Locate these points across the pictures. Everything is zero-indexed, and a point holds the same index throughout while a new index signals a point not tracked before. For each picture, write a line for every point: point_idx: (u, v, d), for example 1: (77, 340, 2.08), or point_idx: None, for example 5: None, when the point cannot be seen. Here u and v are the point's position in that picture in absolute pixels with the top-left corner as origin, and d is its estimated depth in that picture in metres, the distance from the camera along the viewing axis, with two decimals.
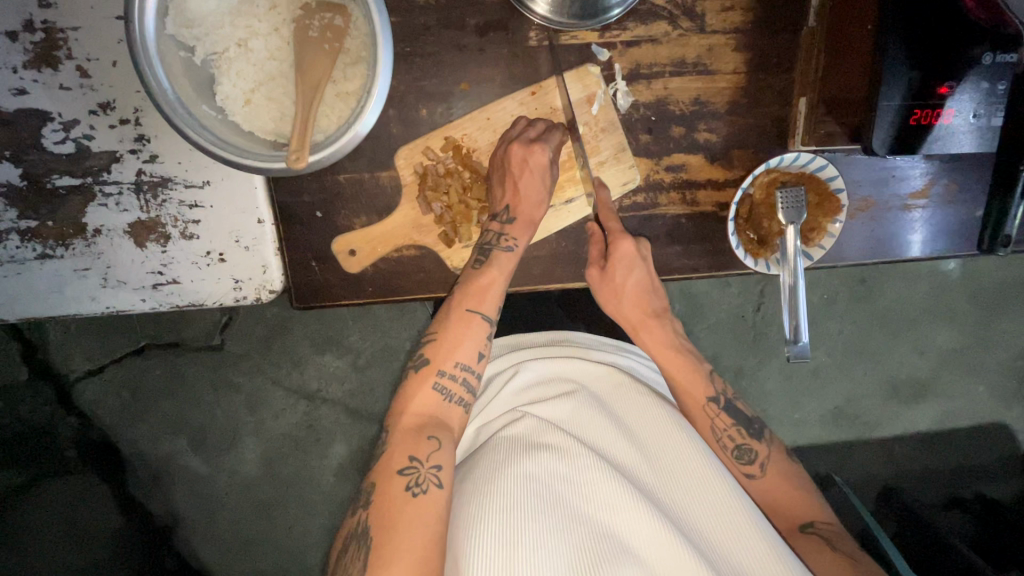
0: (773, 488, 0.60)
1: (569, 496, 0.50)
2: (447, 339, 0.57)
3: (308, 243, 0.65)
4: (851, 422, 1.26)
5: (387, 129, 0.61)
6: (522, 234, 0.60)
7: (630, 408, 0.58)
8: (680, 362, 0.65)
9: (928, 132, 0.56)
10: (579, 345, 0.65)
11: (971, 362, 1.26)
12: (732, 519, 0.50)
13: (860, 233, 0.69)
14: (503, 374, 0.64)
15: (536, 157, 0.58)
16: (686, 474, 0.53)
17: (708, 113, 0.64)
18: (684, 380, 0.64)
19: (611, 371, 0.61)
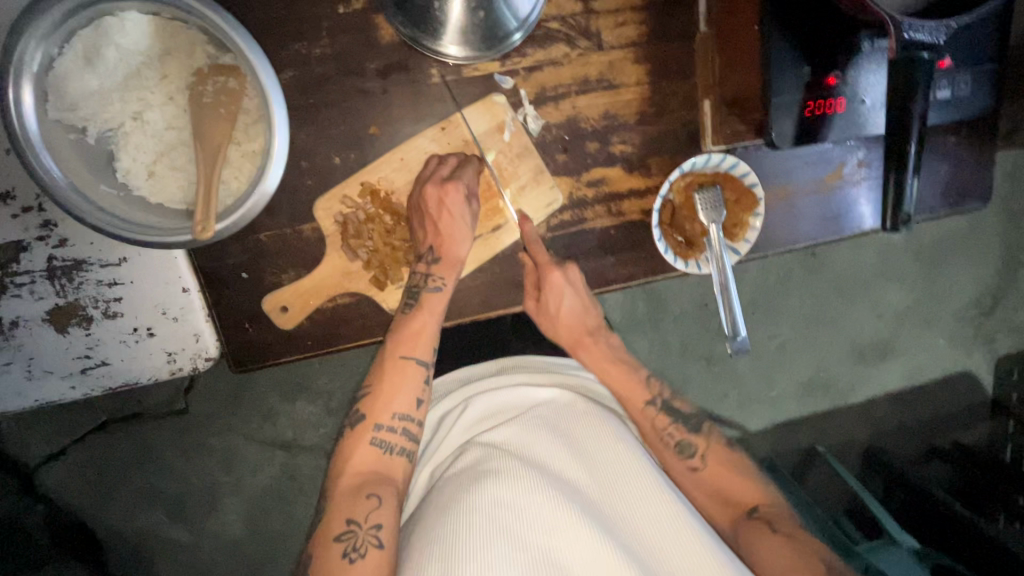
0: (715, 479, 0.63)
1: (517, 523, 0.49)
2: (387, 387, 0.58)
3: (238, 306, 0.64)
4: (825, 392, 1.29)
5: (301, 182, 0.61)
6: (450, 272, 0.60)
7: (575, 427, 0.58)
8: (620, 372, 0.67)
9: (826, 122, 0.59)
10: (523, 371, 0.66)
11: (927, 319, 1.31)
12: (674, 530, 0.51)
13: (783, 219, 0.70)
14: (450, 412, 0.64)
15: (452, 196, 0.58)
16: (630, 490, 0.53)
17: (619, 125, 0.65)
18: (623, 389, 0.67)
19: (555, 394, 0.62)
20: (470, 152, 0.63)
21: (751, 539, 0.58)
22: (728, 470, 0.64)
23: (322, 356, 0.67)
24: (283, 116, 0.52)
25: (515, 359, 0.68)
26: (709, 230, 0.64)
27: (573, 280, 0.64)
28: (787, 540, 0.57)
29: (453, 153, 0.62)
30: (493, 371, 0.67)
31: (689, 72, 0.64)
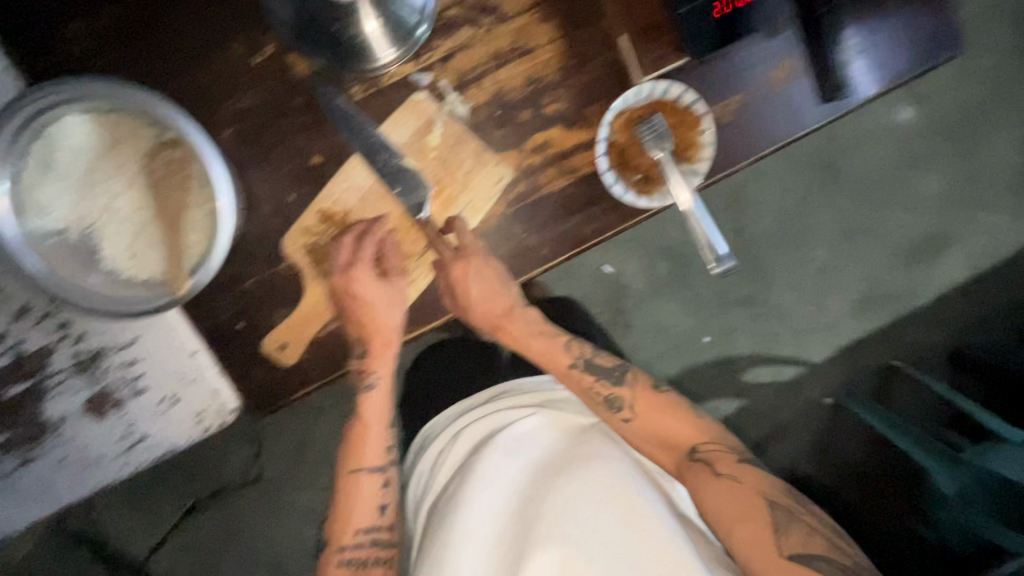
0: (653, 424, 0.65)
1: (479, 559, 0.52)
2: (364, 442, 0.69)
3: (245, 355, 0.68)
4: (886, 304, 1.18)
5: (268, 226, 0.65)
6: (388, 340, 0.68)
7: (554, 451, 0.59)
8: (544, 343, 0.69)
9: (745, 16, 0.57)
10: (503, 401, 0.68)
11: (978, 198, 1.19)
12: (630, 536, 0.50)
13: (735, 134, 0.67)
14: (440, 455, 0.66)
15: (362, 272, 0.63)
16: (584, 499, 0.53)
17: (546, 86, 0.65)
18: (545, 356, 0.69)
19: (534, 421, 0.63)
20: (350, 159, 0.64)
21: (697, 480, 0.60)
22: (665, 414, 0.66)
23: (332, 381, 0.70)
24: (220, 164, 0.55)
25: (496, 390, 0.70)
26: (660, 158, 0.64)
27: (487, 264, 0.67)
28: (732, 483, 0.59)
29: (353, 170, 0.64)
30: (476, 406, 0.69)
31: (598, 15, 0.64)
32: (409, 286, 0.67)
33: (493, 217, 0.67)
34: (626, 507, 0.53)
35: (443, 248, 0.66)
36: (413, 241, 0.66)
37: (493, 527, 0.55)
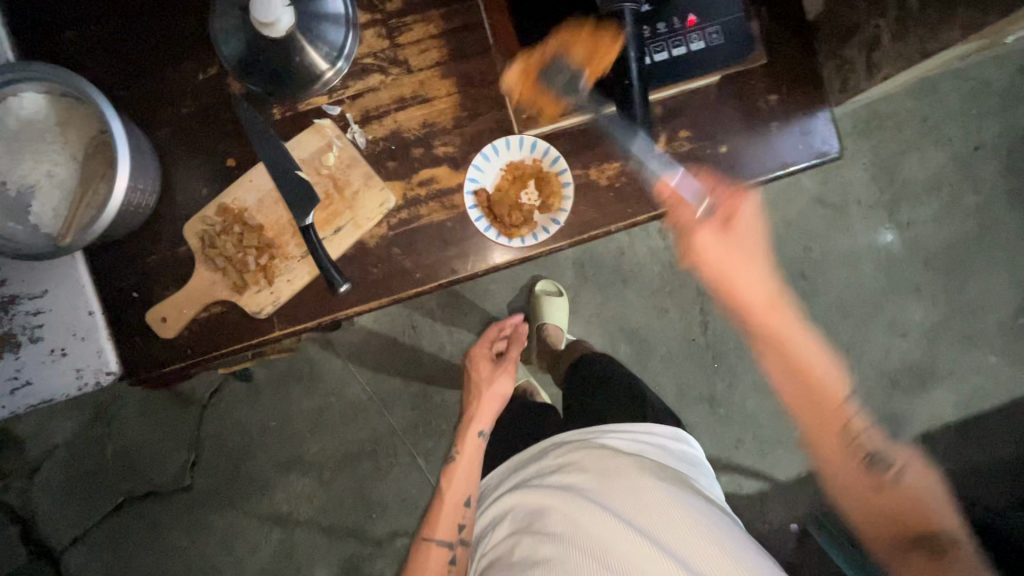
0: (903, 496, 0.71)
1: (559, 543, 0.71)
2: (441, 512, 0.94)
3: (132, 323, 0.75)
4: (862, 427, 1.61)
5: (177, 212, 0.74)
6: (481, 423, 1.07)
7: (601, 474, 0.79)
8: (503, 382, 1.14)
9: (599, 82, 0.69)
10: (553, 449, 0.92)
11: (969, 338, 1.60)
12: (682, 526, 0.70)
13: (600, 197, 0.74)
14: (506, 495, 0.87)
15: (479, 355, 1.23)
16: (643, 503, 0.73)
17: (439, 131, 0.74)
18: (498, 391, 1.12)
19: (583, 457, 0.84)
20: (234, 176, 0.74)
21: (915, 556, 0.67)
22: (911, 503, 0.71)
23: (204, 363, 0.76)
24: (122, 140, 0.64)
25: (552, 445, 0.92)
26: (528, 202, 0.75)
27: (477, 361, 1.22)
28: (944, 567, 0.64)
29: (233, 190, 0.73)
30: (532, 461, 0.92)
31: (491, 79, 0.73)
32: (285, 285, 0.73)
33: (375, 237, 0.74)
34: (661, 509, 0.72)
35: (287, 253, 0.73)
36: (297, 245, 0.73)
37: (563, 522, 0.74)
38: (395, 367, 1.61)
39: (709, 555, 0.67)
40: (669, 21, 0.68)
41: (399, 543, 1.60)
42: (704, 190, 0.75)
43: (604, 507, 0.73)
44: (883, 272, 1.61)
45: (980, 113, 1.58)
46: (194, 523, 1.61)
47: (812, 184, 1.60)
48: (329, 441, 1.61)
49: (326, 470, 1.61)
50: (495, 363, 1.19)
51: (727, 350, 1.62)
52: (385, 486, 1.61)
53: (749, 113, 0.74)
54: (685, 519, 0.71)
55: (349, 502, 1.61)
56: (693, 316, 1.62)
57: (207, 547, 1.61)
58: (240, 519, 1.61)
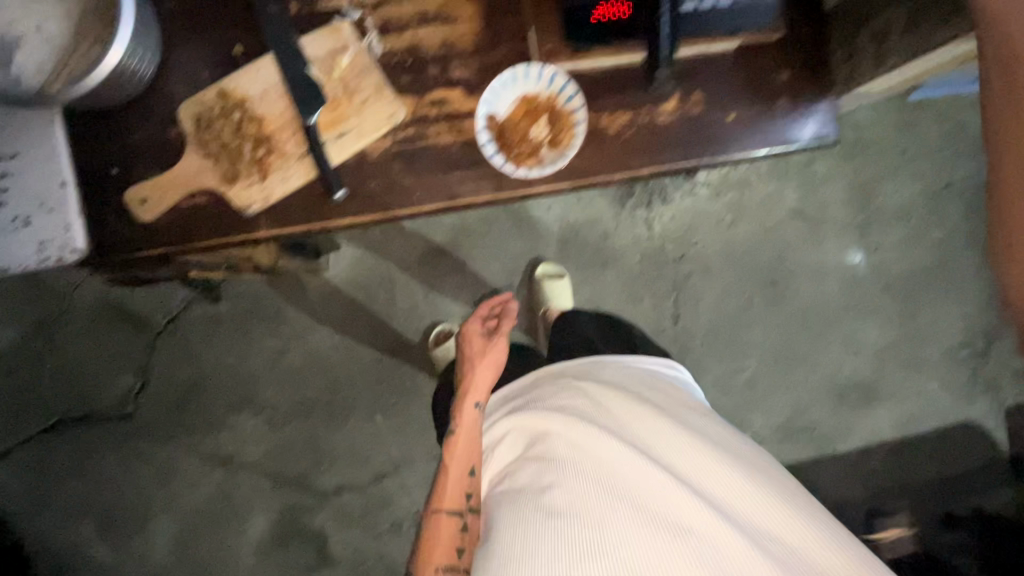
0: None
1: (576, 485, 0.67)
2: (444, 494, 0.77)
3: (107, 201, 0.72)
4: (807, 434, 1.68)
5: (173, 92, 0.71)
6: (477, 395, 0.87)
7: (615, 409, 0.75)
8: (499, 349, 0.92)
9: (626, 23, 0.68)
10: (550, 378, 0.84)
11: (914, 363, 1.69)
12: (702, 459, 0.68)
13: (609, 144, 0.75)
14: (498, 433, 0.80)
15: (469, 331, 0.95)
16: (661, 441, 0.70)
17: (457, 54, 0.73)
18: (491, 355, 0.91)
19: (586, 385, 0.80)
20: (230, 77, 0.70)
21: None
22: None
23: (181, 254, 0.73)
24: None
25: (548, 369, 0.87)
26: (541, 134, 0.74)
27: (472, 321, 0.97)
28: None
29: (236, 79, 0.70)
30: (526, 385, 0.86)
31: (516, 10, 0.73)
32: (278, 183, 0.71)
33: (377, 149, 0.73)
34: (679, 443, 0.70)
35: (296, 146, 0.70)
36: (296, 143, 0.71)
37: (577, 462, 0.69)
38: (364, 319, 1.57)
39: (719, 477, 0.67)
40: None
41: (344, 497, 1.57)
42: (708, 154, 0.76)
43: (613, 433, 0.71)
44: (846, 291, 1.68)
45: (955, 153, 1.66)
46: (130, 453, 1.54)
47: (793, 196, 1.66)
48: (286, 385, 1.57)
49: (279, 415, 1.57)
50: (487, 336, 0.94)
51: (692, 344, 1.66)
52: (338, 438, 1.57)
53: (759, 88, 0.76)
54: (707, 452, 0.69)
55: (298, 450, 1.57)
56: (665, 308, 1.65)
57: (141, 480, 1.54)
58: (180, 455, 1.55)
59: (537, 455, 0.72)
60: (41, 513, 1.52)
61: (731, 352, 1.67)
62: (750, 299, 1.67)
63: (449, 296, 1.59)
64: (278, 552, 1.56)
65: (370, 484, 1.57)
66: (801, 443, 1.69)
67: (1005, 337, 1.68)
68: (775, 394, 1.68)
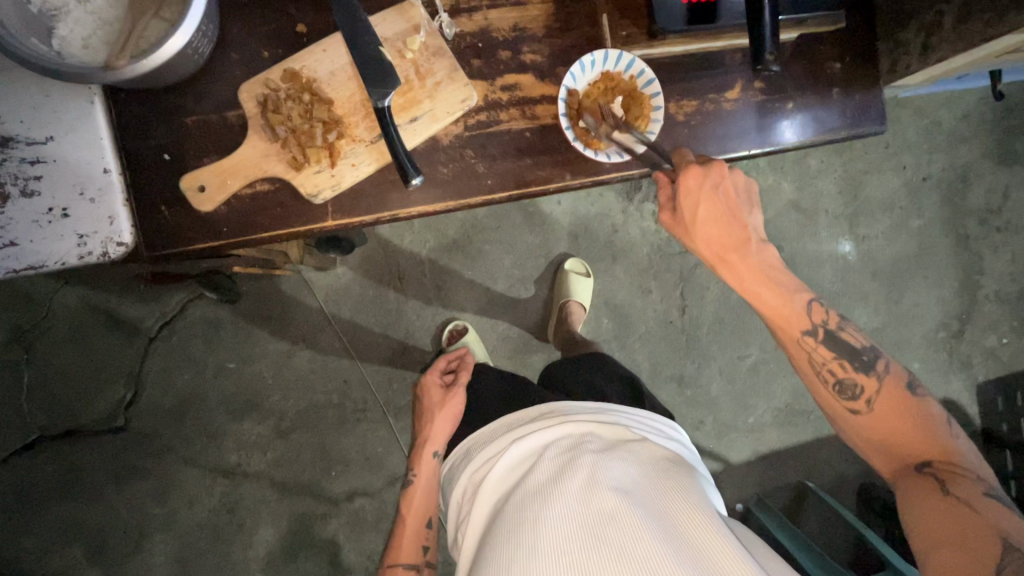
0: None
1: (563, 521, 0.62)
2: (402, 545, 0.96)
3: (158, 189, 0.66)
4: (806, 417, 1.75)
5: (230, 72, 0.66)
6: (435, 445, 1.00)
7: (618, 456, 0.70)
8: (457, 397, 1.04)
9: (715, 7, 0.67)
10: (560, 413, 0.82)
11: (901, 345, 1.79)
12: (703, 526, 0.61)
13: (677, 131, 0.75)
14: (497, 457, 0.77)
15: (428, 384, 1.11)
16: (663, 499, 0.64)
17: (528, 38, 0.72)
18: (449, 404, 1.04)
19: (586, 426, 0.76)
20: (297, 57, 0.66)
21: None
22: None
23: (240, 246, 0.68)
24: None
25: (555, 409, 0.84)
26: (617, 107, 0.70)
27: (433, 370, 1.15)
28: None
29: (305, 59, 0.66)
30: (528, 419, 0.82)
31: None
32: (348, 170, 0.67)
33: (450, 134, 0.70)
34: (682, 505, 0.64)
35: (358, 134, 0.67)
36: (367, 127, 0.67)
37: (569, 497, 0.64)
38: (374, 318, 1.52)
39: (723, 549, 0.58)
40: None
41: (357, 503, 1.52)
42: (768, 142, 0.78)
43: (605, 474, 0.66)
44: (839, 279, 1.76)
45: (934, 147, 1.76)
46: (122, 469, 1.43)
47: (790, 189, 1.73)
48: (293, 389, 1.49)
49: (286, 421, 1.49)
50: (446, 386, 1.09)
51: (698, 333, 1.70)
52: (349, 442, 1.52)
53: (814, 77, 0.79)
54: (710, 519, 0.62)
55: (307, 457, 1.50)
56: (673, 299, 1.68)
57: (137, 498, 1.44)
58: (180, 468, 1.45)
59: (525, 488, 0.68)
60: (24, 539, 1.40)
61: (735, 340, 1.72)
62: None
63: (461, 293, 1.56)
64: (288, 564, 1.49)
65: (384, 487, 1.52)
66: (801, 426, 1.76)
67: (980, 319, 1.79)
68: (776, 380, 1.75)
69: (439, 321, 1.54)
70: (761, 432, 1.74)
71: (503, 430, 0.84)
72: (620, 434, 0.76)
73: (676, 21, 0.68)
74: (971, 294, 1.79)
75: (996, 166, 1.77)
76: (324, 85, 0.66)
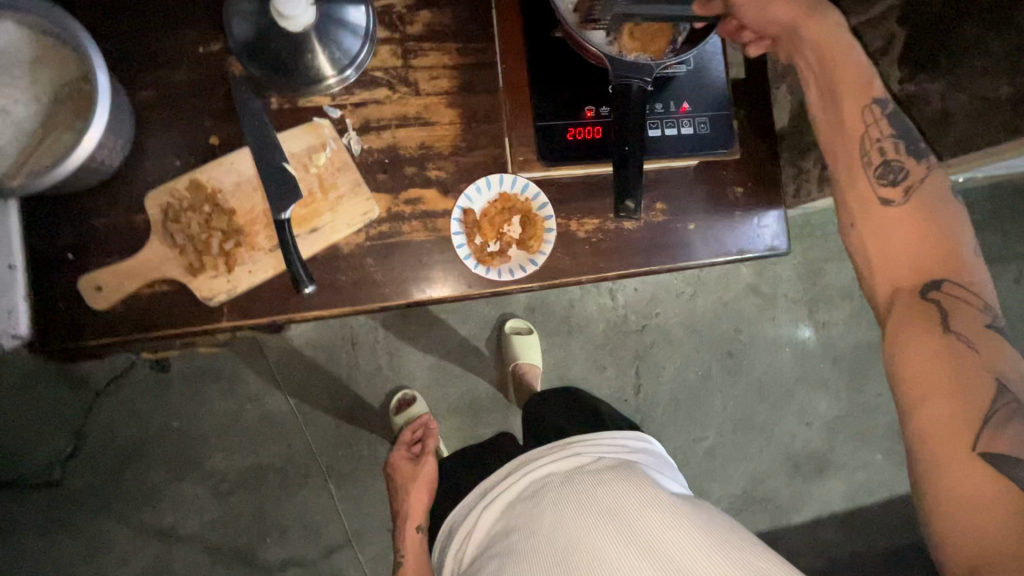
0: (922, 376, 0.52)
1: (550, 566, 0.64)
2: None
3: (58, 286, 0.68)
4: (761, 504, 1.71)
5: (143, 179, 0.70)
6: (415, 521, 1.08)
7: (584, 486, 0.72)
8: (424, 472, 1.12)
9: (601, 142, 0.74)
10: (525, 459, 0.82)
11: (860, 435, 1.76)
12: (678, 534, 0.64)
13: (577, 247, 0.77)
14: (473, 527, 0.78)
15: (398, 461, 1.18)
16: (633, 513, 0.67)
17: (434, 155, 0.75)
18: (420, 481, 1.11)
19: (548, 467, 0.78)
20: (202, 169, 0.69)
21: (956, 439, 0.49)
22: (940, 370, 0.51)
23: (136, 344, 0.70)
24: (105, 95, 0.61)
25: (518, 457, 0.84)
26: (513, 226, 0.77)
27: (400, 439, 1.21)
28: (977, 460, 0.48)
29: (210, 170, 0.69)
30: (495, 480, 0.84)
31: (494, 118, 0.76)
32: (245, 276, 0.70)
33: (351, 244, 0.73)
34: (650, 514, 0.66)
35: (255, 242, 0.70)
36: (267, 236, 0.70)
37: (548, 542, 0.67)
38: (323, 382, 1.52)
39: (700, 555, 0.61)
40: (668, 104, 0.76)
41: (290, 572, 1.48)
42: (669, 259, 0.80)
43: (567, 504, 0.70)
44: (798, 364, 1.75)
45: None
46: (55, 525, 1.41)
47: (750, 273, 1.74)
48: (236, 450, 1.49)
49: (226, 482, 1.48)
50: (414, 459, 1.16)
51: (653, 412, 1.68)
52: (287, 508, 1.49)
53: (716, 199, 0.81)
54: (682, 526, 0.65)
55: (244, 521, 1.47)
56: (628, 376, 1.68)
57: (66, 556, 1.41)
58: (112, 526, 1.43)
59: (500, 545, 0.70)
60: None
61: (690, 422, 1.70)
62: (709, 369, 1.72)
63: (413, 361, 1.57)
64: None
65: (320, 557, 1.49)
66: (757, 513, 1.71)
67: None
68: (732, 465, 1.71)
69: (389, 387, 1.54)
70: None
71: (476, 495, 0.84)
72: (584, 461, 0.77)
73: (566, 152, 0.73)
74: None
75: None
76: (227, 194, 0.70)
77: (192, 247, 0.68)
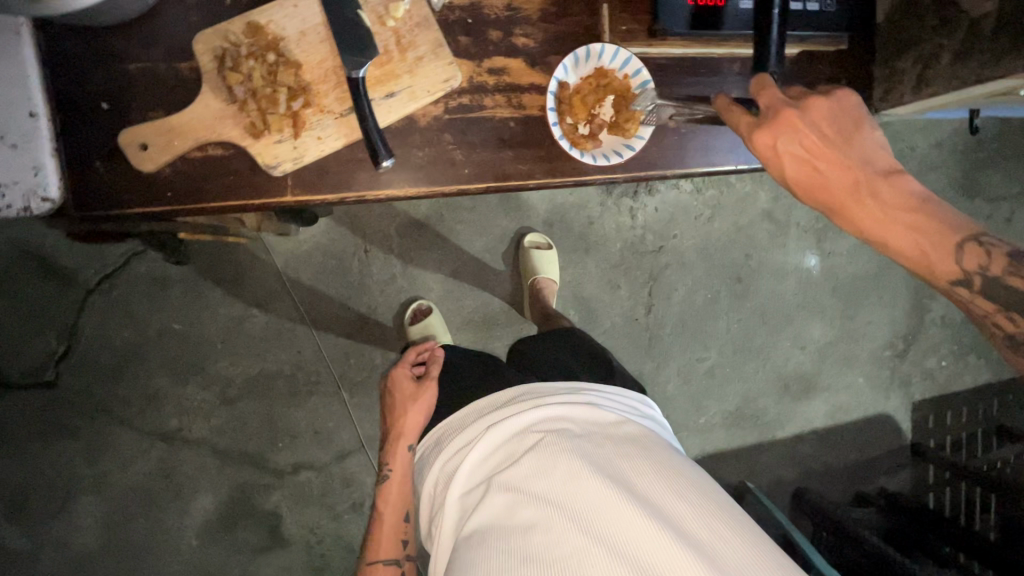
0: None
1: (553, 517, 0.57)
2: (378, 544, 0.87)
3: (91, 140, 0.59)
4: (752, 421, 1.76)
5: (186, 18, 0.59)
6: (410, 438, 0.90)
7: (602, 442, 0.64)
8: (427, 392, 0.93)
9: (720, 12, 0.63)
10: (533, 390, 0.74)
11: (847, 359, 1.78)
12: (694, 509, 0.58)
13: (668, 140, 0.72)
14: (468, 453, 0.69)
15: (399, 378, 0.99)
16: (649, 481, 0.60)
17: (522, 19, 0.67)
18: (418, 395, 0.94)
19: (560, 406, 0.69)
20: (262, 10, 0.60)
21: None
22: None
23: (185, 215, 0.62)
24: None
25: (521, 388, 0.76)
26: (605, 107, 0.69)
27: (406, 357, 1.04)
28: None
29: (271, 13, 0.60)
30: (498, 405, 0.74)
31: None
32: (313, 143, 0.61)
33: (428, 115, 0.65)
34: (668, 486, 0.60)
35: (327, 102, 0.61)
36: (337, 98, 0.62)
37: (556, 492, 0.59)
38: (334, 289, 1.45)
39: (714, 530, 0.56)
40: None
41: (302, 476, 1.45)
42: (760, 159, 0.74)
43: (590, 464, 0.61)
44: (800, 291, 1.75)
45: (904, 170, 1.68)
46: (49, 426, 1.34)
47: (766, 198, 1.72)
48: (242, 355, 1.42)
49: (232, 388, 1.42)
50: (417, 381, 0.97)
51: (661, 330, 1.69)
52: (297, 414, 1.45)
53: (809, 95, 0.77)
54: (700, 501, 0.59)
55: (253, 426, 1.43)
56: (641, 296, 1.68)
57: (64, 456, 1.35)
58: (114, 429, 1.37)
59: (508, 483, 0.62)
60: None
61: (696, 341, 1.72)
62: (718, 293, 1.72)
63: (426, 272, 1.51)
64: (224, 534, 1.43)
65: (331, 462, 1.47)
66: (747, 429, 1.76)
67: (925, 341, 1.80)
68: (730, 384, 1.75)
69: (404, 298, 1.49)
70: (709, 433, 1.74)
71: (475, 417, 0.74)
72: (600, 412, 0.69)
73: (678, 22, 0.64)
74: (918, 316, 1.81)
75: (959, 196, 1.72)
76: (293, 45, 0.60)
77: (253, 104, 0.60)
